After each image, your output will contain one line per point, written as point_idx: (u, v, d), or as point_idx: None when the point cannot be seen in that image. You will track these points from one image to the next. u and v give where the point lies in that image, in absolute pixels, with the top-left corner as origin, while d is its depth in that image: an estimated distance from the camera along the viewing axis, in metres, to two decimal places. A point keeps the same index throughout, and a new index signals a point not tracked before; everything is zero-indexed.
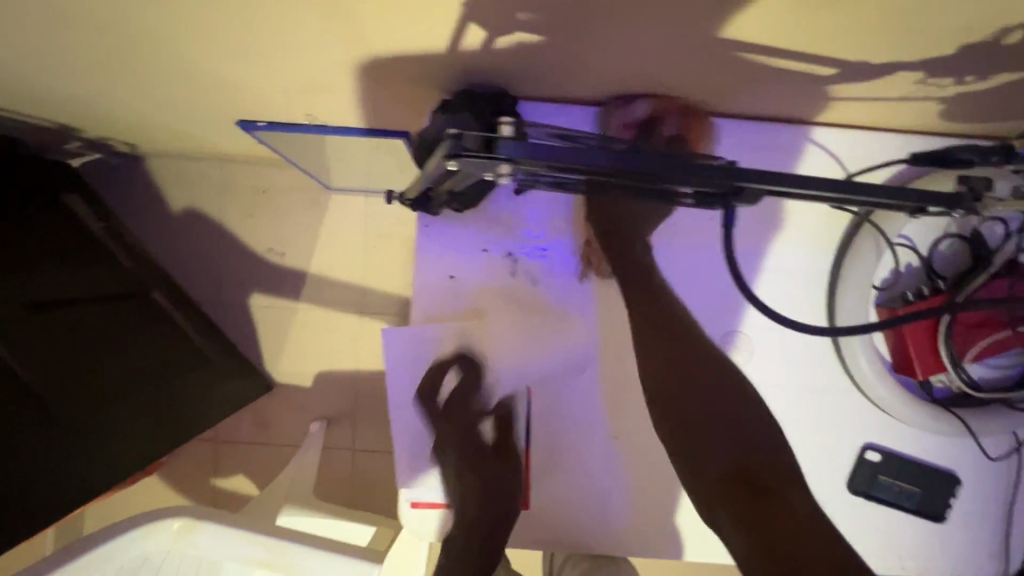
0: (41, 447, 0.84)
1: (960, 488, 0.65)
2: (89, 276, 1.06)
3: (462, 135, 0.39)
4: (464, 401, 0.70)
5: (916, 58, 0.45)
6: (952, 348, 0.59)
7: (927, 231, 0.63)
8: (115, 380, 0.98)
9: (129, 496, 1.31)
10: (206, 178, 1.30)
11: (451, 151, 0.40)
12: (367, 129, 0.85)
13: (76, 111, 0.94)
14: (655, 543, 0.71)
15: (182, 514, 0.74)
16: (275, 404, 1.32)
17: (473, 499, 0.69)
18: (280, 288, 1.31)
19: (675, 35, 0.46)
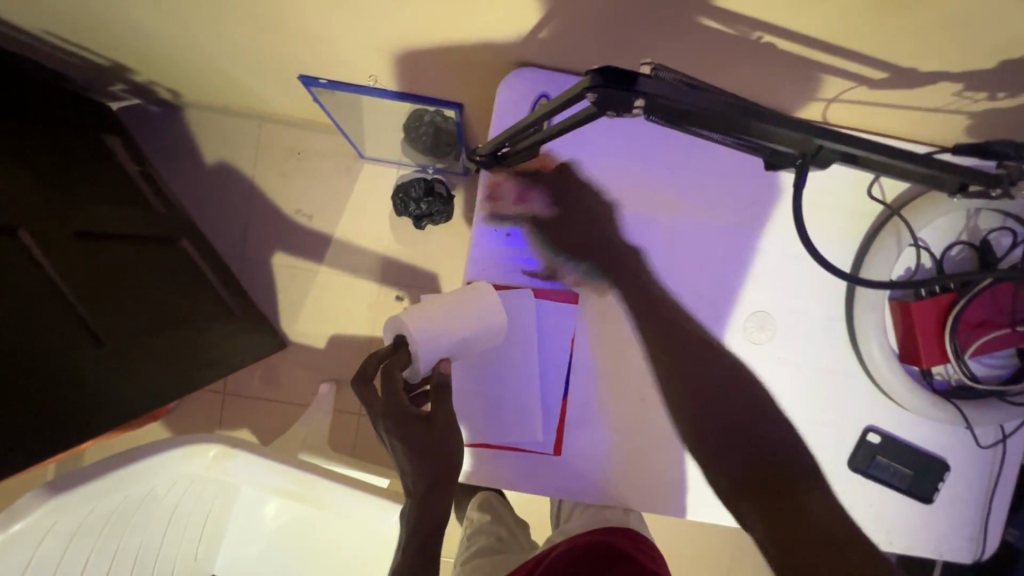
0: (85, 370, 0.87)
1: (949, 473, 0.71)
2: (127, 214, 1.08)
3: (609, 64, 0.36)
4: (389, 382, 0.63)
5: (959, 69, 0.51)
6: (955, 341, 0.66)
7: (943, 236, 0.69)
8: (150, 314, 1.01)
9: (132, 438, 1.32)
10: (243, 135, 1.32)
11: (599, 85, 0.36)
12: (400, 94, 0.88)
13: (136, 48, 0.96)
14: (665, 502, 0.72)
15: (219, 440, 0.76)
16: (288, 361, 1.35)
17: (420, 475, 0.64)
18: (304, 249, 1.34)
19: (753, 25, 0.51)
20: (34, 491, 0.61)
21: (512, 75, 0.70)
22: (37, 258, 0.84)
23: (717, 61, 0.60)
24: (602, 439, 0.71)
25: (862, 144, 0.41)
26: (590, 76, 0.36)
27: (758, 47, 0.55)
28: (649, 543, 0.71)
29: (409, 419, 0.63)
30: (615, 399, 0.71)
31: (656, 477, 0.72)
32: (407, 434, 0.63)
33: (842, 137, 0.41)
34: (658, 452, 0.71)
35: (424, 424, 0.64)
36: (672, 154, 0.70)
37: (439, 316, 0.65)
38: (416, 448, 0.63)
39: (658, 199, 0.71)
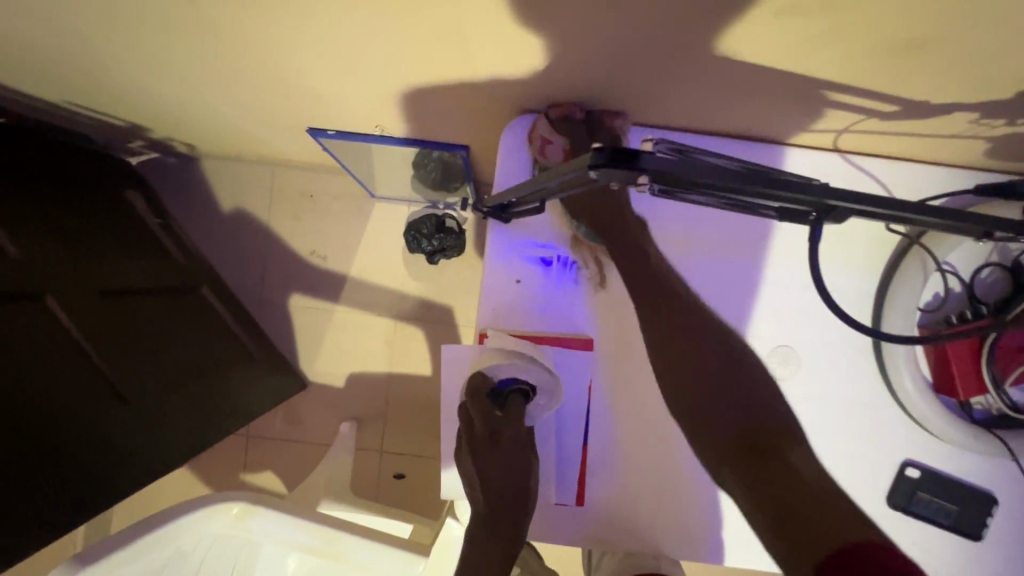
0: (111, 429, 0.88)
1: (997, 508, 0.67)
2: (149, 267, 1.11)
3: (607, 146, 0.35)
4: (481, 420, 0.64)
5: (974, 99, 0.49)
6: (993, 369, 0.63)
7: (970, 259, 0.66)
8: (174, 365, 1.02)
9: (159, 485, 1.34)
10: (256, 181, 1.35)
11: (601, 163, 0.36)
12: (406, 139, 0.92)
13: (151, 109, 0.99)
14: (697, 548, 0.69)
15: (240, 497, 0.76)
16: (308, 402, 1.35)
17: (498, 509, 0.66)
18: (319, 289, 1.35)
19: (753, 66, 0.51)
20: (61, 564, 0.62)
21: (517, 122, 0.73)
22: (65, 323, 0.86)
23: (721, 96, 0.59)
24: (630, 485, 0.69)
25: (879, 202, 0.39)
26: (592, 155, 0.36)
27: (762, 86, 0.54)
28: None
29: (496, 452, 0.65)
30: (640, 442, 0.69)
31: (682, 522, 0.69)
32: (504, 476, 0.65)
33: (855, 196, 0.40)
34: (684, 496, 0.69)
35: (506, 454, 0.65)
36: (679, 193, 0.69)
37: (525, 359, 0.65)
38: (503, 480, 0.65)
39: (673, 236, 0.70)
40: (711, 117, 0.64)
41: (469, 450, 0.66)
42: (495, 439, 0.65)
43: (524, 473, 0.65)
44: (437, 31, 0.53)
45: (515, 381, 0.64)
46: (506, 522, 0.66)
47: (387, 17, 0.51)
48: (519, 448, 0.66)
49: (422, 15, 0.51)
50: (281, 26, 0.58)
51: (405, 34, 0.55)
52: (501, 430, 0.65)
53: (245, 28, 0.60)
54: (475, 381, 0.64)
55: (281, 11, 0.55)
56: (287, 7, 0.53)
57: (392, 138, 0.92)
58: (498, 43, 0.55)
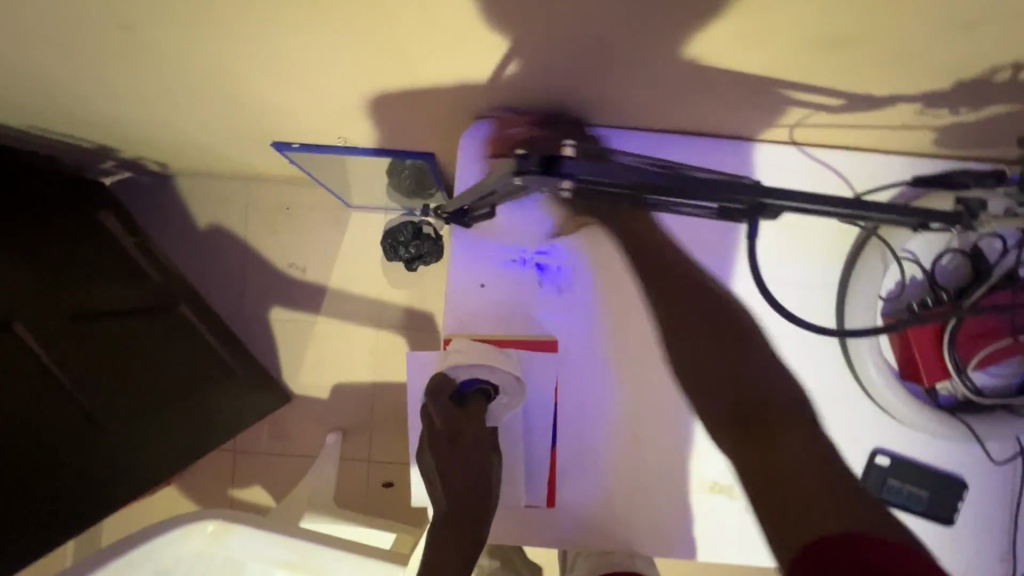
0: (88, 454, 0.87)
1: (968, 492, 0.68)
2: (125, 289, 1.10)
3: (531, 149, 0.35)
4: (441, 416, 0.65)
5: (916, 91, 0.50)
6: (955, 354, 0.63)
7: (931, 247, 0.66)
8: (152, 386, 1.02)
9: (147, 505, 1.33)
10: (231, 196, 1.35)
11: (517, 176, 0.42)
12: (372, 149, 0.92)
13: (115, 130, 0.98)
14: (671, 545, 0.69)
15: (216, 515, 0.76)
16: (293, 415, 1.35)
17: (457, 506, 0.64)
18: (299, 302, 1.35)
19: (696, 66, 0.51)
20: None
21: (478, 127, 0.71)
22: (35, 350, 0.85)
23: (671, 96, 0.59)
24: (602, 487, 0.69)
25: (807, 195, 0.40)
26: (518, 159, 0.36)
27: (707, 84, 0.54)
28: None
29: (455, 448, 0.65)
30: (611, 443, 0.69)
31: (655, 520, 0.69)
32: (465, 477, 0.64)
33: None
34: (653, 494, 0.69)
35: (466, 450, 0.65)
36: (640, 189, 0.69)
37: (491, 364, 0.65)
38: (463, 477, 0.64)
39: (634, 235, 0.69)
40: (665, 116, 0.64)
41: (430, 449, 0.66)
42: (454, 435, 0.65)
43: (485, 474, 0.65)
44: (381, 45, 0.53)
45: (477, 382, 0.65)
46: (470, 524, 0.64)
47: (328, 34, 0.51)
48: (480, 445, 0.65)
49: (361, 32, 0.51)
50: (228, 46, 0.58)
51: (348, 51, 0.55)
52: (461, 427, 0.65)
53: (193, 50, 0.60)
54: (436, 383, 0.65)
55: (223, 32, 0.55)
56: (229, 28, 0.53)
57: (359, 149, 0.92)
58: (442, 55, 0.55)
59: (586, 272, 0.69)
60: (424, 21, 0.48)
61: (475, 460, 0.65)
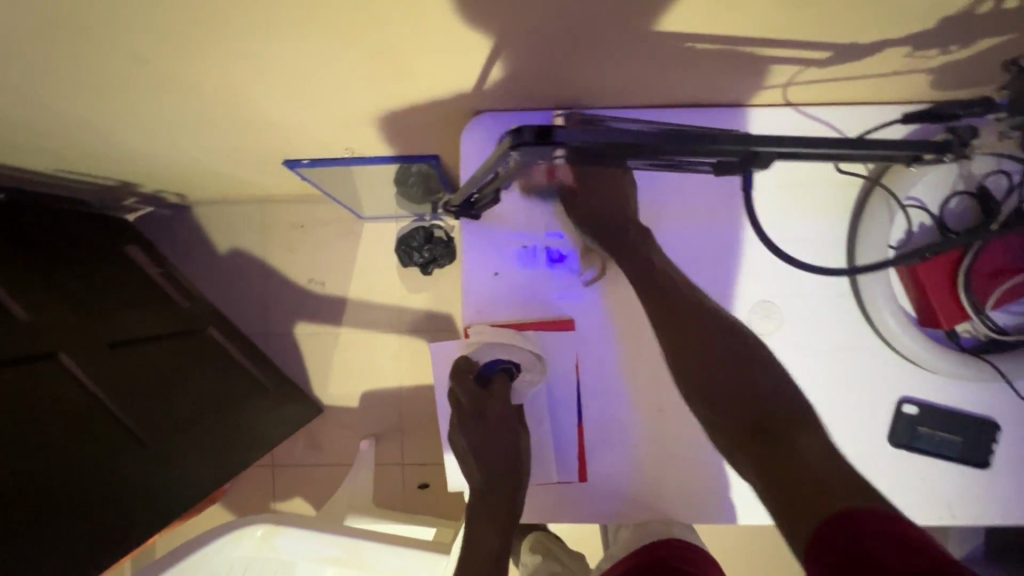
0: (135, 470, 0.91)
1: (1000, 433, 0.67)
2: (156, 316, 1.15)
3: (521, 127, 0.38)
4: (466, 395, 0.68)
5: (900, 35, 0.50)
6: (972, 295, 0.63)
7: (936, 191, 0.66)
8: (188, 405, 1.06)
9: (195, 524, 1.38)
10: (248, 219, 1.40)
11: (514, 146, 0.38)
12: (379, 157, 0.95)
13: (135, 165, 1.03)
14: (707, 509, 0.70)
15: (264, 519, 0.79)
16: (326, 425, 1.39)
17: (491, 482, 0.68)
18: (322, 315, 1.39)
19: (680, 36, 0.52)
20: None
21: (478, 121, 0.73)
22: (80, 378, 0.90)
23: (660, 71, 0.61)
24: (633, 459, 0.70)
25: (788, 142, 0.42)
26: (510, 135, 0.38)
27: (695, 52, 0.55)
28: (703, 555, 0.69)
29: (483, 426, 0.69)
30: (637, 414, 0.70)
31: (688, 487, 0.70)
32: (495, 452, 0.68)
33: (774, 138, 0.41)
34: (683, 462, 0.70)
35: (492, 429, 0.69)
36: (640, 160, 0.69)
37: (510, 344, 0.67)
38: (491, 454, 0.68)
39: (638, 210, 0.70)
40: (657, 91, 0.66)
41: (459, 429, 0.70)
42: (480, 414, 0.69)
43: (513, 448, 0.68)
44: (376, 52, 0.56)
45: (500, 364, 0.68)
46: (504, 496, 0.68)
47: (326, 46, 0.54)
48: (505, 423, 0.69)
49: (360, 39, 0.53)
50: (235, 70, 0.61)
51: (349, 60, 0.58)
52: (486, 406, 0.68)
53: (203, 77, 0.64)
54: (461, 367, 0.68)
55: (230, 57, 0.58)
56: (233, 51, 0.56)
57: (365, 158, 0.95)
58: (437, 55, 0.57)
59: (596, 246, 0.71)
60: (418, 23, 0.50)
61: (501, 437, 0.68)
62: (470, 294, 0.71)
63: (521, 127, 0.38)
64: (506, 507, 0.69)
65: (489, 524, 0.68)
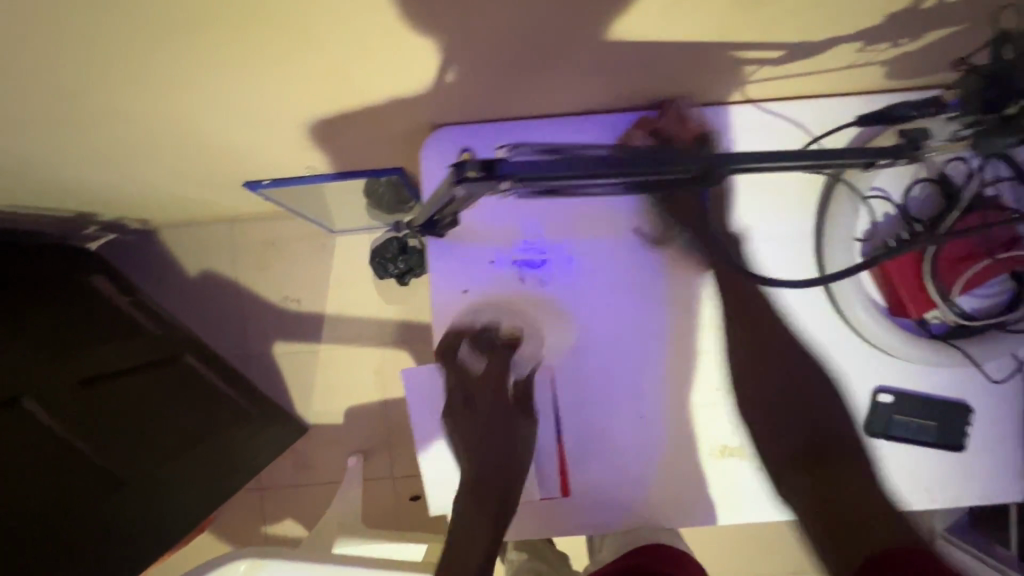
0: (112, 513, 0.89)
1: (974, 416, 0.68)
2: (127, 347, 1.12)
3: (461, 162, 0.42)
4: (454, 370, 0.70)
5: (851, 30, 0.50)
6: (937, 283, 0.63)
7: (898, 180, 0.67)
8: (168, 437, 1.03)
9: (185, 554, 1.35)
10: (217, 240, 1.36)
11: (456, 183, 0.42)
12: (344, 172, 0.93)
13: (90, 194, 1.00)
14: (692, 511, 0.70)
15: (249, 554, 0.77)
16: (313, 444, 1.37)
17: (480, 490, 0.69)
18: (300, 333, 1.37)
19: (631, 43, 0.51)
20: None
21: (439, 135, 0.71)
22: (46, 420, 0.87)
23: (616, 76, 0.59)
24: (615, 469, 0.70)
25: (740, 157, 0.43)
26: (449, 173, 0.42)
27: (648, 58, 0.55)
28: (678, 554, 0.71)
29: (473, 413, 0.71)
30: (619, 422, 0.70)
31: (673, 492, 0.70)
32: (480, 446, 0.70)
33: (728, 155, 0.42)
34: (666, 466, 0.70)
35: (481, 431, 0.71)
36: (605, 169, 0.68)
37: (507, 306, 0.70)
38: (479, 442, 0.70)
39: (605, 218, 0.70)
40: (616, 95, 0.65)
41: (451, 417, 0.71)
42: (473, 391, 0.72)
43: (505, 457, 0.70)
44: (322, 74, 0.54)
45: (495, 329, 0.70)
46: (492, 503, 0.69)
47: (269, 71, 0.52)
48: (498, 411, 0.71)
49: (303, 62, 0.52)
50: (177, 99, 0.59)
51: (294, 82, 0.56)
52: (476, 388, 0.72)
53: (144, 107, 0.61)
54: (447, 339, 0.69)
55: (169, 86, 0.55)
56: (171, 80, 0.54)
57: (328, 175, 0.93)
58: (386, 74, 0.56)
59: (563, 254, 0.70)
60: (361, 46, 0.48)
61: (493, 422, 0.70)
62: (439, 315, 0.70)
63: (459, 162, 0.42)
64: (495, 515, 0.69)
65: (475, 532, 0.69)
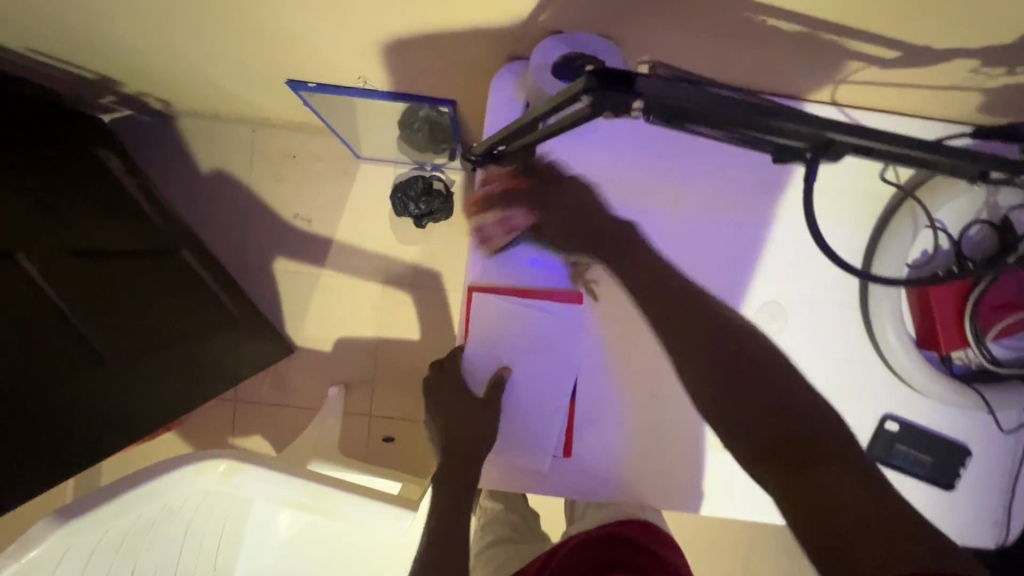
0: (96, 392, 0.86)
1: (970, 460, 0.69)
2: (125, 232, 1.06)
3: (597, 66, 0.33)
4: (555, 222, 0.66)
5: (973, 47, 0.48)
6: (975, 324, 0.63)
7: (960, 217, 0.65)
8: (155, 329, 0.98)
9: (146, 450, 1.33)
10: (236, 141, 1.30)
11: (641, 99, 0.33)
12: (394, 94, 0.89)
13: (119, 59, 0.94)
14: (680, 496, 0.71)
15: (227, 455, 0.75)
16: (295, 367, 1.35)
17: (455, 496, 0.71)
18: (304, 254, 1.33)
19: (750, 11, 0.49)
20: (46, 518, 0.61)
21: (541, 44, 0.59)
22: (37, 280, 0.82)
23: (716, 48, 0.57)
24: (617, 440, 0.70)
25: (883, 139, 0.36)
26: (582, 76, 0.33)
27: (760, 31, 0.52)
28: (649, 526, 0.75)
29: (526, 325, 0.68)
30: (628, 394, 0.70)
31: (667, 473, 0.70)
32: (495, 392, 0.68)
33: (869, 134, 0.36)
34: (667, 447, 0.70)
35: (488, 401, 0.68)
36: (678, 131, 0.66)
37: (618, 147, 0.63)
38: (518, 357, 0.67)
39: (659, 187, 0.67)
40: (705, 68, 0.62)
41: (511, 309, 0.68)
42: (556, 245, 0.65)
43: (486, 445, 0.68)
44: None
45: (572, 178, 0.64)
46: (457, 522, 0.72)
47: None
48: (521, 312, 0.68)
49: None
50: None
51: None
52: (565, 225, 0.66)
53: None
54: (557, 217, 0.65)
55: None
56: None
57: (376, 92, 0.88)
58: None
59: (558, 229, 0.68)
60: None
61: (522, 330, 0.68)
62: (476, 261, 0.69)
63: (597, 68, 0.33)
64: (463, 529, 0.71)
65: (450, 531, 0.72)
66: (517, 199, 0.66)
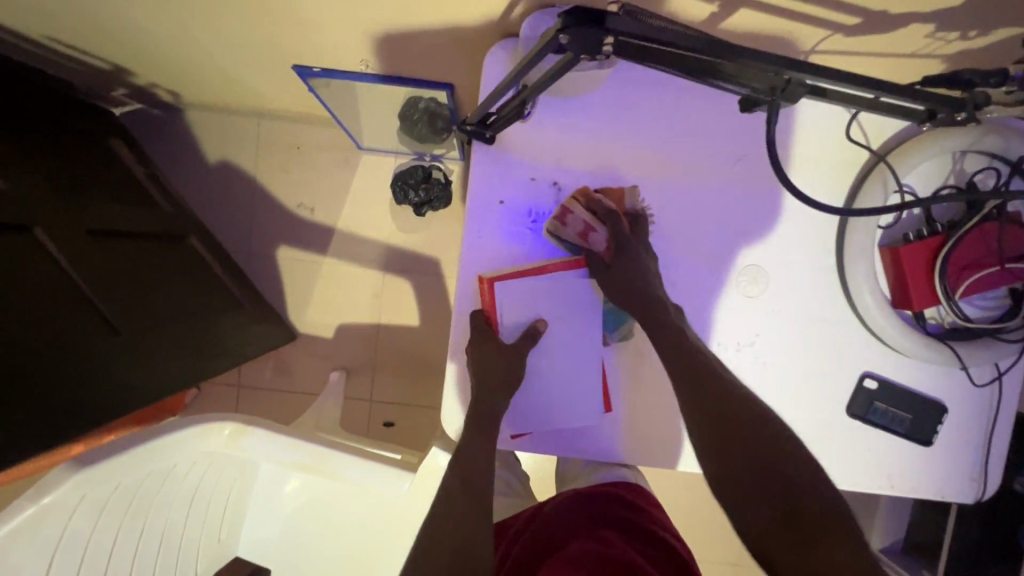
0: (108, 359, 0.89)
1: (946, 416, 0.72)
2: (134, 214, 1.10)
3: (574, 6, 0.36)
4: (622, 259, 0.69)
5: (927, 10, 0.53)
6: (944, 282, 0.66)
7: (929, 182, 0.69)
8: (160, 307, 1.02)
9: None
10: (242, 133, 1.35)
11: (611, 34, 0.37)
12: (394, 79, 0.94)
13: (133, 46, 0.99)
14: (666, 450, 0.75)
15: (234, 419, 0.79)
16: (298, 352, 1.38)
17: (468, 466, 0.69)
18: (307, 241, 1.37)
19: None
20: (63, 464, 0.64)
21: (530, 19, 0.66)
22: (55, 257, 0.85)
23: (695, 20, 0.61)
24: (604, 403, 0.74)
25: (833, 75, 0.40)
26: (560, 16, 0.37)
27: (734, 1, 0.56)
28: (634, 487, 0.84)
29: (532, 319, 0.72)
30: (618, 357, 0.73)
31: (650, 430, 0.74)
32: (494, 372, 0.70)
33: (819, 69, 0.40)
34: (655, 407, 0.74)
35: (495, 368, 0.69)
36: (660, 103, 0.70)
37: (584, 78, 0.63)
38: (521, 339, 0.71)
39: (645, 158, 0.71)
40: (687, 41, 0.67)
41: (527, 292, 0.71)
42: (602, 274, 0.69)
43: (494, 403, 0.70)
44: None
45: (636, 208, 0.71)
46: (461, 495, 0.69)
47: None
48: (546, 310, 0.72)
49: None
50: None
51: None
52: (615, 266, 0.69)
53: None
54: (618, 260, 0.69)
55: None
56: None
57: (378, 77, 0.93)
58: None
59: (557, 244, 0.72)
60: None
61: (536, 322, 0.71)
62: (475, 228, 0.72)
63: (573, 9, 0.37)
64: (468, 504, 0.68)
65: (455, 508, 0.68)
66: (610, 218, 0.69)
